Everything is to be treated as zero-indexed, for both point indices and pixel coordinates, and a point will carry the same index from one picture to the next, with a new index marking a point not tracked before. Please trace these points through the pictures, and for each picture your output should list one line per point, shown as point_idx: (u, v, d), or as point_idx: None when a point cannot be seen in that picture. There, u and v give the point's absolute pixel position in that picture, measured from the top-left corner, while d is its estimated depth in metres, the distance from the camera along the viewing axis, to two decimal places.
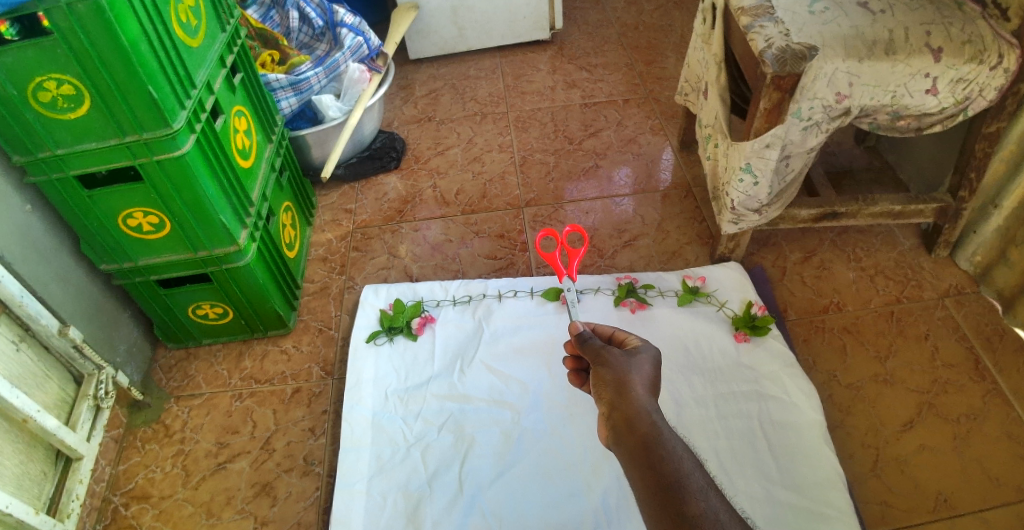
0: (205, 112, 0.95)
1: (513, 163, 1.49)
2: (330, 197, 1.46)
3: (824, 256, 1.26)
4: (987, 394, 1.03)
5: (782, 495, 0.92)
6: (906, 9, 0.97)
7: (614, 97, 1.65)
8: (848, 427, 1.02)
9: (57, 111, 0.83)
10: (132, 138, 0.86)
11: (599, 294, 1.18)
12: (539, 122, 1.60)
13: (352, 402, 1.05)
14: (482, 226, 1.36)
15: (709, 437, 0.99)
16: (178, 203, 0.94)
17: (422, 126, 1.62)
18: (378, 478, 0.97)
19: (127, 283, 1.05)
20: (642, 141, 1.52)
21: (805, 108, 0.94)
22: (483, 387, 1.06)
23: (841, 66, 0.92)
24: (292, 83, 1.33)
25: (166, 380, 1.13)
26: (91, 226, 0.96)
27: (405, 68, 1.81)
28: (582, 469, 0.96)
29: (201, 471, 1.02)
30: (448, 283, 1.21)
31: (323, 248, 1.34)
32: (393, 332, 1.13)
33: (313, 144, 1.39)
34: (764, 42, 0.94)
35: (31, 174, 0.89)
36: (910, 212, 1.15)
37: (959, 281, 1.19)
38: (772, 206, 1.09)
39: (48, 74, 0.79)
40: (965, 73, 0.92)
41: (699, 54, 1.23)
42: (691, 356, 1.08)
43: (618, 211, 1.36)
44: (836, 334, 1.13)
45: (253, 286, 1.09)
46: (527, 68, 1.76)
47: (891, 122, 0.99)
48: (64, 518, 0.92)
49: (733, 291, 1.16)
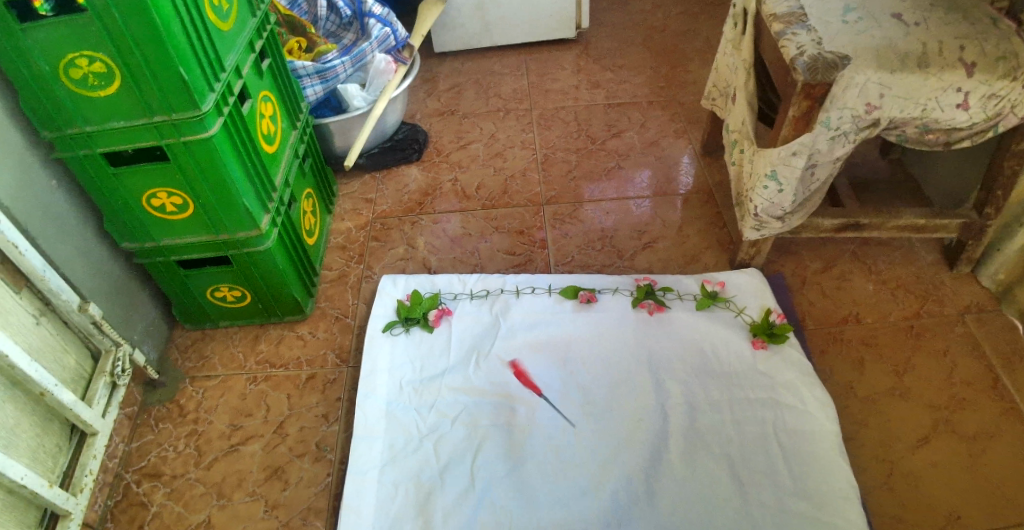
0: (233, 96, 0.96)
1: (535, 160, 1.49)
2: (351, 185, 1.47)
3: (845, 267, 1.25)
4: (1004, 413, 1.02)
5: (793, 503, 0.92)
6: (940, 22, 0.96)
7: (637, 99, 1.64)
8: (863, 439, 1.01)
9: (87, 88, 0.83)
10: (160, 118, 0.86)
11: (618, 294, 1.18)
12: (562, 120, 1.60)
13: (366, 390, 1.05)
14: (501, 221, 1.36)
15: (721, 442, 0.99)
16: (203, 184, 0.94)
17: (444, 119, 1.63)
18: (390, 467, 0.97)
19: (148, 262, 1.05)
20: (665, 144, 1.51)
21: (835, 117, 0.94)
22: (497, 381, 1.06)
23: (872, 77, 0.91)
24: (318, 71, 1.33)
25: (182, 360, 1.14)
26: (115, 204, 0.96)
27: (430, 62, 1.82)
28: (593, 468, 0.96)
29: (214, 452, 1.02)
30: (465, 276, 1.21)
31: (342, 237, 1.35)
32: (409, 322, 1.13)
33: (336, 132, 1.40)
34: (795, 49, 0.93)
35: (58, 150, 0.90)
36: (933, 227, 1.14)
37: (979, 298, 1.18)
38: (796, 214, 1.08)
39: (81, 52, 0.80)
40: (997, 89, 0.92)
41: (728, 59, 1.22)
42: (706, 361, 1.08)
43: (638, 213, 1.36)
44: (854, 346, 1.12)
45: (273, 271, 1.09)
46: (552, 66, 1.76)
47: (919, 135, 0.99)
48: (77, 492, 0.91)
49: (752, 297, 1.15)
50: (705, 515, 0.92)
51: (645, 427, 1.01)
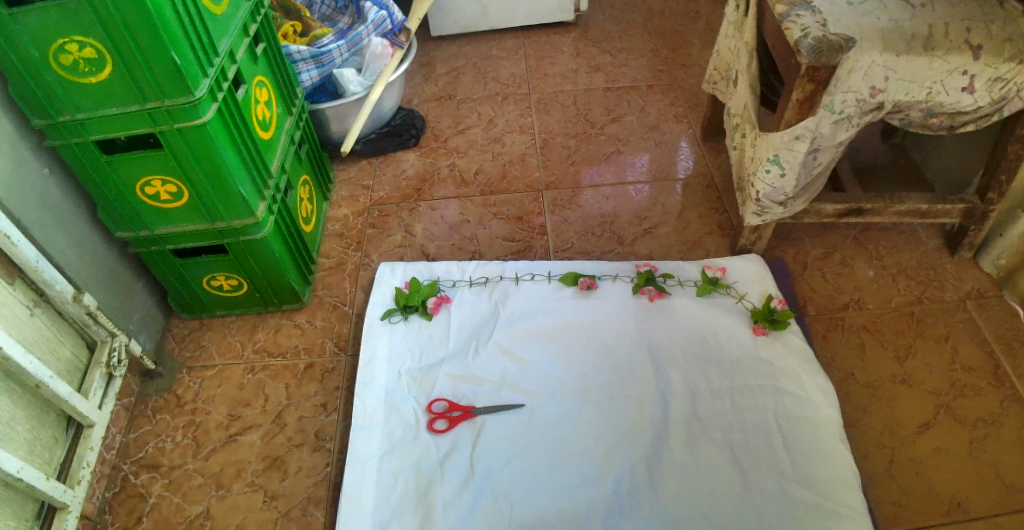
0: (227, 81, 0.94)
1: (534, 145, 1.48)
2: (347, 171, 1.45)
3: (846, 253, 1.24)
4: (1005, 399, 1.02)
5: (795, 490, 0.92)
6: (947, 3, 0.95)
7: (637, 83, 1.62)
8: (864, 426, 1.01)
9: (78, 75, 0.81)
10: (153, 105, 0.84)
11: (618, 281, 1.17)
12: (561, 105, 1.57)
13: (365, 379, 1.04)
14: (500, 207, 1.34)
15: (723, 430, 0.98)
16: (197, 172, 0.92)
17: (442, 104, 1.60)
18: (390, 457, 0.96)
19: (143, 251, 1.04)
20: (665, 128, 1.50)
21: (838, 101, 0.92)
22: (496, 369, 1.05)
23: (877, 59, 0.89)
24: (313, 56, 1.30)
25: (179, 350, 1.13)
26: (108, 193, 0.94)
27: (426, 46, 1.79)
28: (594, 457, 0.96)
29: (212, 443, 1.02)
30: (464, 263, 1.20)
31: (339, 224, 1.33)
32: (408, 310, 1.11)
33: (332, 118, 1.38)
34: (801, 31, 0.91)
35: (50, 138, 0.88)
36: (936, 212, 1.13)
37: (981, 284, 1.17)
38: (799, 199, 1.06)
39: (71, 37, 0.78)
40: (1003, 72, 0.90)
41: (730, 41, 1.20)
42: (707, 348, 1.07)
43: (638, 198, 1.35)
44: (855, 332, 1.12)
45: (270, 259, 1.08)
46: (550, 50, 1.74)
47: (923, 120, 0.97)
48: (75, 485, 0.91)
49: (754, 284, 1.15)
50: (706, 503, 0.91)
51: (646, 415, 1.00)
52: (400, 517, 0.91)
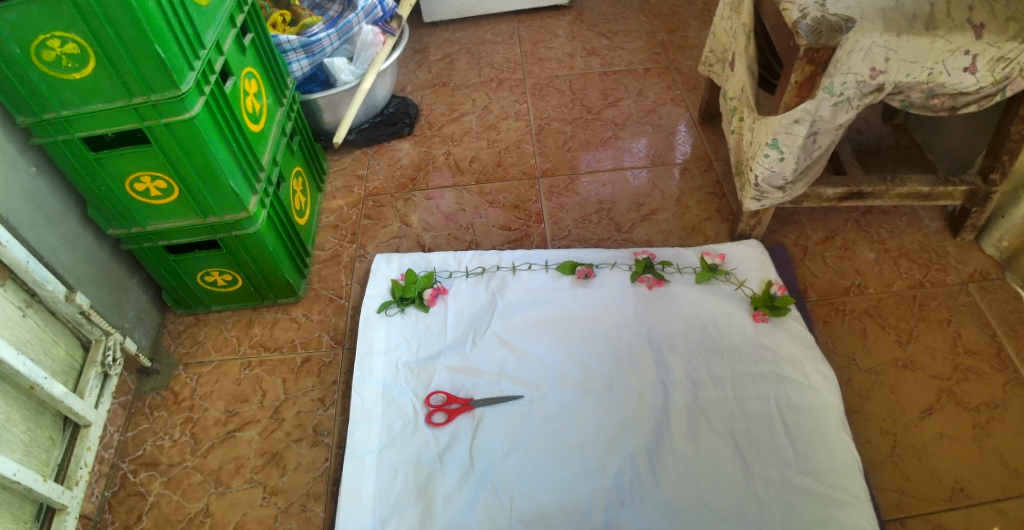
0: (215, 73, 0.92)
1: (530, 132, 1.46)
2: (342, 162, 1.43)
3: (847, 236, 1.22)
4: (1008, 383, 1.01)
5: (798, 479, 0.91)
6: None
7: (634, 66, 1.59)
8: (866, 412, 1.00)
9: (61, 71, 0.79)
10: (140, 100, 0.83)
11: (616, 269, 1.16)
12: (557, 90, 1.55)
13: (363, 373, 1.03)
14: (496, 196, 1.33)
15: (724, 419, 0.98)
16: (187, 167, 0.91)
17: (436, 91, 1.58)
18: (389, 450, 0.96)
19: (135, 248, 1.03)
20: (662, 112, 1.47)
21: (838, 83, 0.90)
22: (495, 360, 1.05)
23: (879, 40, 0.87)
24: (304, 45, 1.27)
25: (175, 346, 1.13)
26: (98, 189, 0.93)
27: (419, 31, 1.76)
28: (595, 448, 0.96)
29: (210, 440, 1.01)
30: (461, 253, 1.19)
31: (334, 216, 1.32)
32: (405, 302, 1.11)
33: (324, 108, 1.36)
34: (799, 11, 0.89)
35: (36, 135, 0.86)
36: (938, 194, 1.11)
37: (983, 267, 1.16)
38: (798, 183, 1.05)
39: (52, 32, 0.76)
40: (1007, 52, 0.88)
41: (726, 23, 1.18)
42: (708, 335, 1.06)
43: (635, 184, 1.33)
44: (856, 317, 1.11)
45: (264, 254, 1.07)
46: (546, 34, 1.71)
47: (924, 101, 0.95)
48: (74, 485, 0.91)
49: (753, 270, 1.13)
50: (707, 493, 0.91)
51: (647, 406, 0.99)
52: (400, 512, 0.91)
